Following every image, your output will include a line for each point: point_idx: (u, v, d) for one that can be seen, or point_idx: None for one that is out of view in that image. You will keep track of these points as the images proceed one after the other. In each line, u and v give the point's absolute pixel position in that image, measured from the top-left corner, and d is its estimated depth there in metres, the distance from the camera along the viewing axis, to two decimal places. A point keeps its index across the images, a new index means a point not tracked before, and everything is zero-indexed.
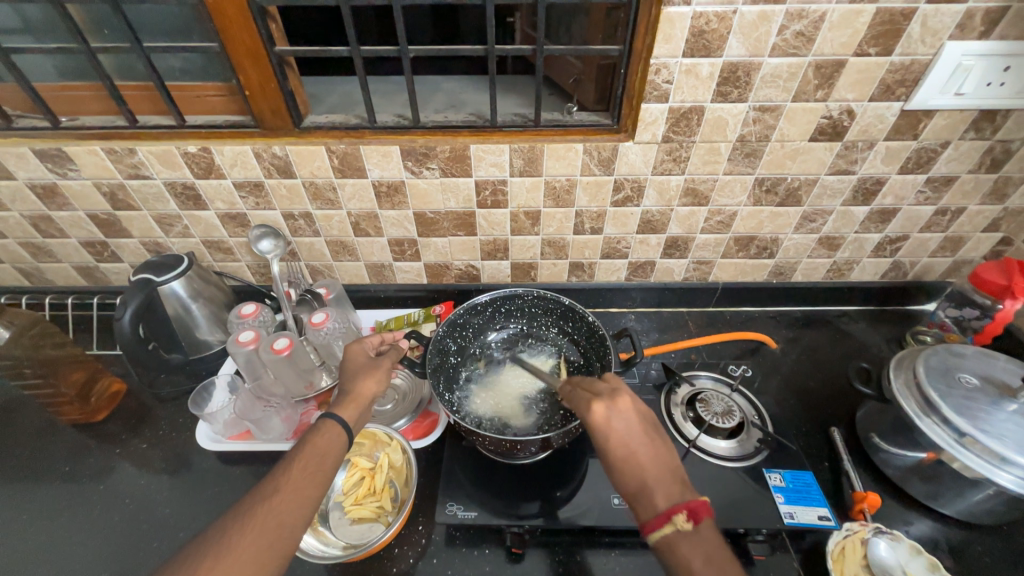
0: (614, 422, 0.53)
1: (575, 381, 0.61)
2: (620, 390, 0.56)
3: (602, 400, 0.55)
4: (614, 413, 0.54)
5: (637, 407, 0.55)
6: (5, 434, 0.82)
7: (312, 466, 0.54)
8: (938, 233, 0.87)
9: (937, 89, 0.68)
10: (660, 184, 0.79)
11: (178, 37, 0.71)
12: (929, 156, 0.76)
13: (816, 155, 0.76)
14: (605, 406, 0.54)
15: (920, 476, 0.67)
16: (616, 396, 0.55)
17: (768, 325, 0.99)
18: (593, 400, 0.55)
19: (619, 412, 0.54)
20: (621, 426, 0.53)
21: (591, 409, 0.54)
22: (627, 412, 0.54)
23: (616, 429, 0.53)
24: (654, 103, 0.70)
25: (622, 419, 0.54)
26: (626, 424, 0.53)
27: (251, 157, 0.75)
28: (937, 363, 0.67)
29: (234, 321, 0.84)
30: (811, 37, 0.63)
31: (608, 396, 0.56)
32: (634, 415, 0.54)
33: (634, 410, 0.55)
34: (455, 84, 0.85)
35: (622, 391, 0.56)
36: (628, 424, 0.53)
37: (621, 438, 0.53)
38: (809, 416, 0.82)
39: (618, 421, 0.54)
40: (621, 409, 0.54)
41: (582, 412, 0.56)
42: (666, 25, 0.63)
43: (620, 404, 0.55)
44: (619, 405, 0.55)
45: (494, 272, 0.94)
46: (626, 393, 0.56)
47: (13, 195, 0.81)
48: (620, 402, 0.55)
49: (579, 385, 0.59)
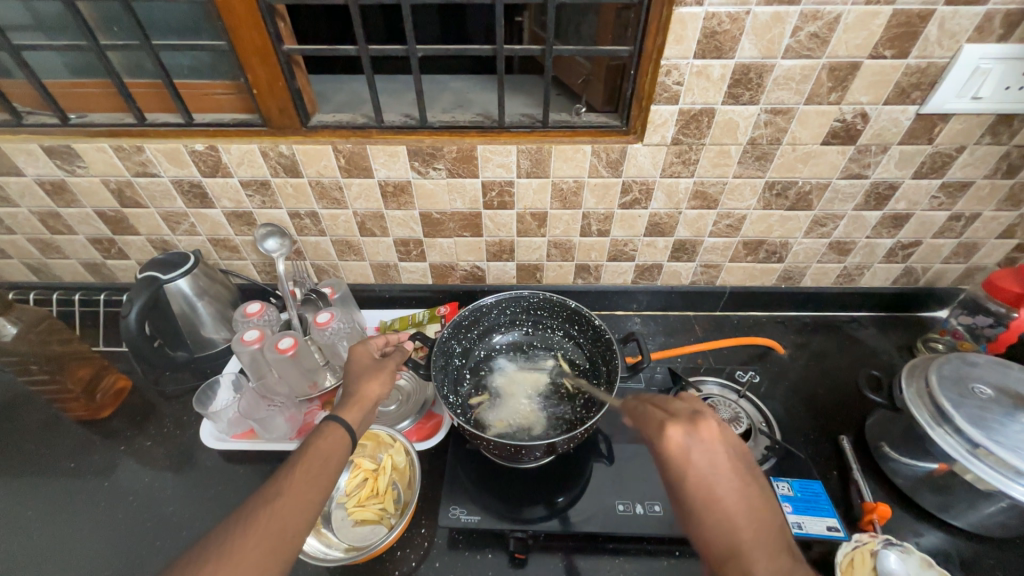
0: (695, 453, 0.50)
1: (643, 398, 0.58)
2: (701, 416, 0.53)
3: (682, 426, 0.52)
4: (695, 443, 0.50)
5: (723, 438, 0.51)
6: (11, 429, 0.82)
7: (316, 469, 0.54)
8: (952, 239, 0.85)
9: (953, 93, 0.66)
10: (668, 187, 0.78)
11: (187, 35, 0.71)
12: (944, 161, 0.75)
13: (828, 159, 0.75)
14: (685, 433, 0.51)
15: (931, 487, 0.66)
16: (698, 424, 0.52)
17: (776, 330, 0.98)
18: (670, 425, 0.51)
19: (700, 442, 0.50)
20: (703, 457, 0.50)
21: (669, 435, 0.51)
22: (710, 442, 0.51)
23: (698, 462, 0.49)
24: (664, 105, 0.69)
25: (705, 450, 0.50)
26: (710, 456, 0.50)
27: (258, 156, 0.75)
28: (950, 372, 0.66)
29: (240, 320, 0.84)
30: (825, 39, 0.62)
31: (688, 421, 0.52)
32: (721, 450, 0.50)
33: (718, 442, 0.51)
34: (462, 84, 0.85)
35: (703, 417, 0.53)
36: (711, 457, 0.50)
37: (704, 472, 0.49)
38: (817, 424, 0.81)
39: (699, 453, 0.50)
40: (704, 439, 0.51)
41: (657, 438, 0.52)
42: (677, 26, 0.62)
43: (703, 432, 0.51)
44: (700, 432, 0.51)
45: (500, 273, 0.93)
46: (708, 420, 0.52)
47: (22, 191, 0.82)
48: (701, 429, 0.51)
49: (651, 405, 0.56)
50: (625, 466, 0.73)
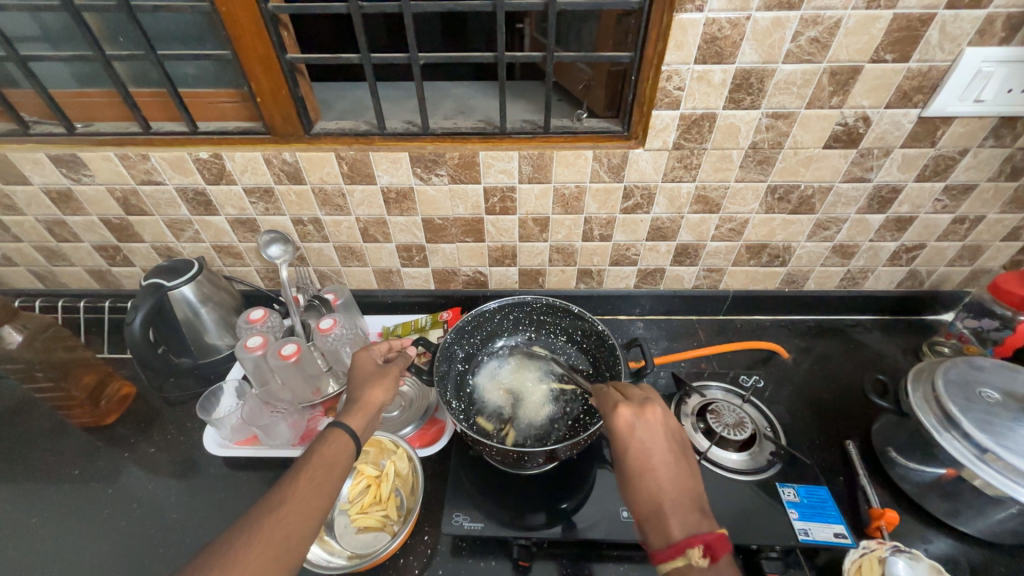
0: (638, 429, 0.53)
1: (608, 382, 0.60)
2: (651, 398, 0.55)
3: (631, 405, 0.54)
4: (640, 422, 0.53)
5: (666, 421, 0.54)
6: (17, 436, 0.83)
7: (320, 477, 0.54)
8: (956, 242, 0.85)
9: (955, 96, 0.66)
10: (670, 192, 0.78)
11: (192, 45, 0.72)
12: (947, 164, 0.74)
13: (830, 162, 0.75)
14: (632, 413, 0.53)
15: (939, 492, 0.65)
16: (646, 405, 0.54)
17: (780, 334, 0.97)
18: (619, 403, 0.54)
19: (646, 422, 0.53)
20: (644, 434, 0.53)
21: (617, 413, 0.54)
22: (654, 423, 0.53)
23: (638, 438, 0.53)
24: (665, 110, 0.69)
25: (647, 429, 0.53)
26: (650, 435, 0.53)
27: (262, 163, 0.76)
28: (956, 377, 0.65)
29: (243, 326, 0.84)
30: (825, 44, 0.62)
31: (638, 403, 0.55)
32: (662, 427, 0.53)
33: (661, 424, 0.54)
34: (464, 91, 0.86)
35: (654, 402, 0.55)
36: (652, 435, 0.53)
37: (642, 447, 0.52)
38: (823, 429, 0.81)
39: (642, 430, 0.53)
40: (649, 420, 0.53)
41: (607, 414, 0.55)
42: (678, 32, 0.62)
43: (648, 415, 0.54)
44: (648, 414, 0.54)
45: (502, 278, 0.93)
46: (657, 405, 0.54)
47: (28, 200, 0.82)
48: (648, 411, 0.54)
49: (611, 387, 0.59)
50: None
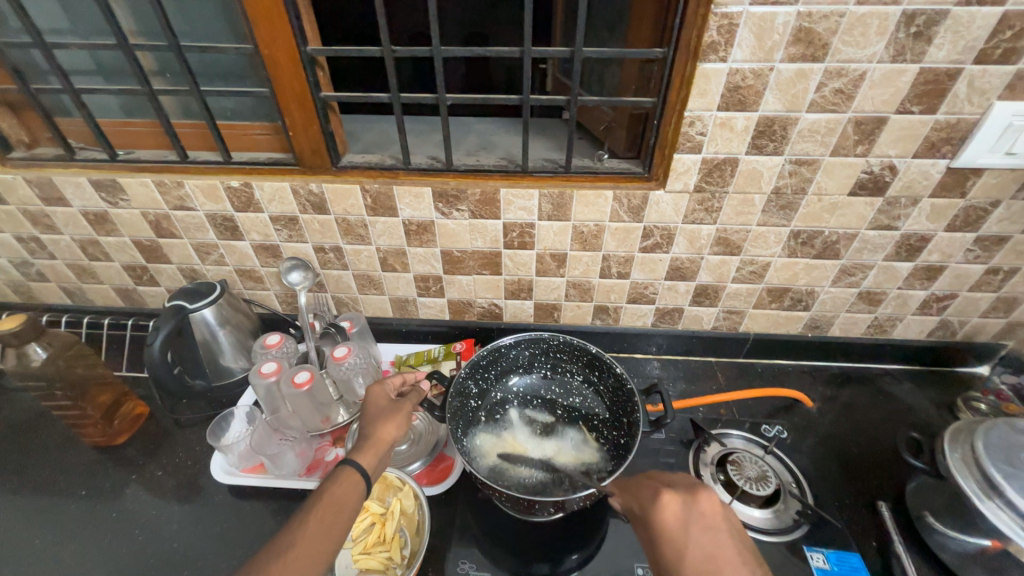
0: (693, 526, 0.49)
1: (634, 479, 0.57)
2: (697, 486, 0.53)
3: (678, 496, 0.51)
4: (692, 516, 0.49)
5: (721, 514, 0.50)
6: (31, 451, 0.83)
7: (329, 518, 0.53)
8: (990, 293, 0.82)
9: (985, 148, 0.65)
10: (690, 233, 0.78)
11: (234, 82, 0.76)
12: (978, 215, 0.73)
13: (855, 210, 0.74)
14: (683, 505, 0.50)
15: (983, 566, 0.60)
16: (695, 496, 0.51)
17: (803, 381, 0.94)
18: (665, 492, 0.51)
19: (699, 515, 0.50)
20: (700, 533, 0.48)
21: (664, 505, 0.50)
22: (709, 516, 0.49)
23: (696, 537, 0.48)
24: (687, 154, 0.69)
25: (703, 525, 0.49)
26: (708, 532, 0.48)
27: (289, 193, 0.78)
28: (998, 440, 0.60)
29: (259, 350, 0.85)
30: (850, 94, 0.63)
31: (684, 491, 0.52)
32: (720, 522, 0.49)
33: (717, 517, 0.50)
34: (487, 127, 0.88)
35: (700, 488, 0.52)
36: (710, 534, 0.48)
37: (703, 548, 0.47)
38: (851, 486, 0.76)
39: (697, 526, 0.49)
40: (701, 511, 0.50)
41: (651, 510, 0.51)
42: (701, 80, 0.63)
43: (701, 506, 0.50)
44: (699, 503, 0.50)
45: (517, 311, 0.93)
46: (705, 491, 0.51)
47: (67, 220, 0.86)
48: (698, 503, 0.50)
49: (648, 478, 0.56)
50: None
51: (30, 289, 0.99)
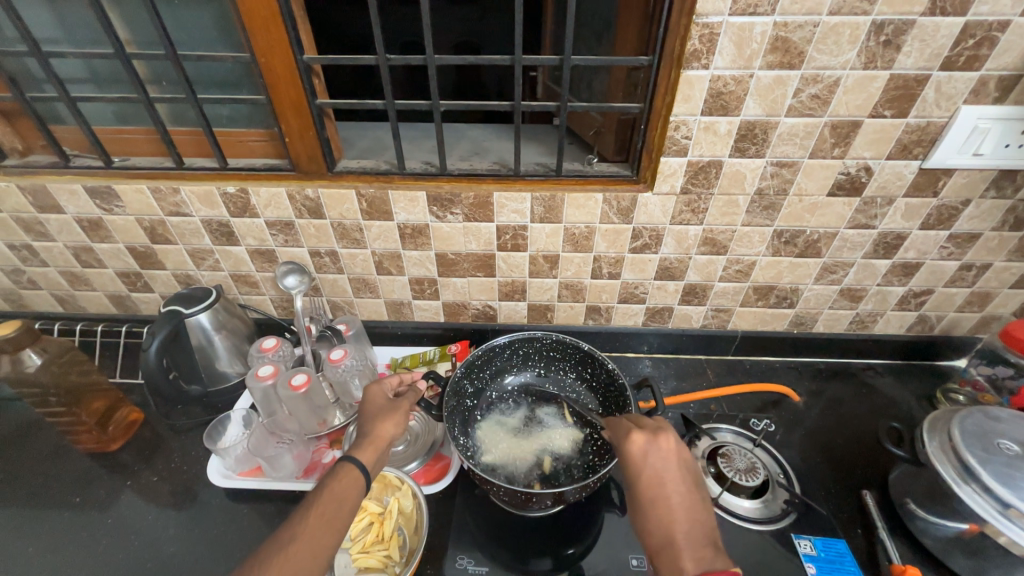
0: (651, 457, 0.54)
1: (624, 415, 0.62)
2: (665, 427, 0.56)
3: (644, 432, 0.55)
4: (653, 449, 0.54)
5: (680, 450, 0.54)
6: (23, 459, 0.83)
7: (329, 513, 0.53)
8: (964, 289, 0.85)
9: (954, 150, 0.69)
10: (678, 233, 0.80)
11: (230, 90, 0.78)
12: (950, 214, 0.76)
13: (834, 209, 0.77)
14: (646, 439, 0.55)
15: (962, 548, 0.62)
16: (659, 433, 0.55)
17: (790, 376, 0.97)
18: (634, 429, 0.56)
19: (659, 450, 0.54)
20: (656, 460, 0.53)
21: (630, 439, 0.55)
22: (667, 451, 0.54)
23: (652, 466, 0.53)
24: (673, 157, 0.72)
25: (659, 456, 0.54)
26: (663, 463, 0.53)
27: (285, 198, 0.79)
28: (973, 427, 0.63)
29: (254, 355, 0.85)
30: (825, 99, 0.66)
31: (652, 431, 0.56)
32: (676, 456, 0.54)
33: (676, 452, 0.54)
34: (480, 133, 0.90)
35: (667, 430, 0.56)
36: (663, 462, 0.53)
37: (655, 475, 0.53)
38: (837, 477, 0.79)
39: (655, 457, 0.54)
40: (661, 447, 0.54)
41: (621, 442, 0.56)
42: (685, 86, 0.66)
43: (662, 442, 0.55)
44: (661, 440, 0.55)
45: (511, 312, 0.94)
46: (670, 433, 0.55)
47: (60, 227, 0.86)
48: (662, 440, 0.55)
49: (626, 417, 0.60)
50: None
51: (21, 297, 0.98)
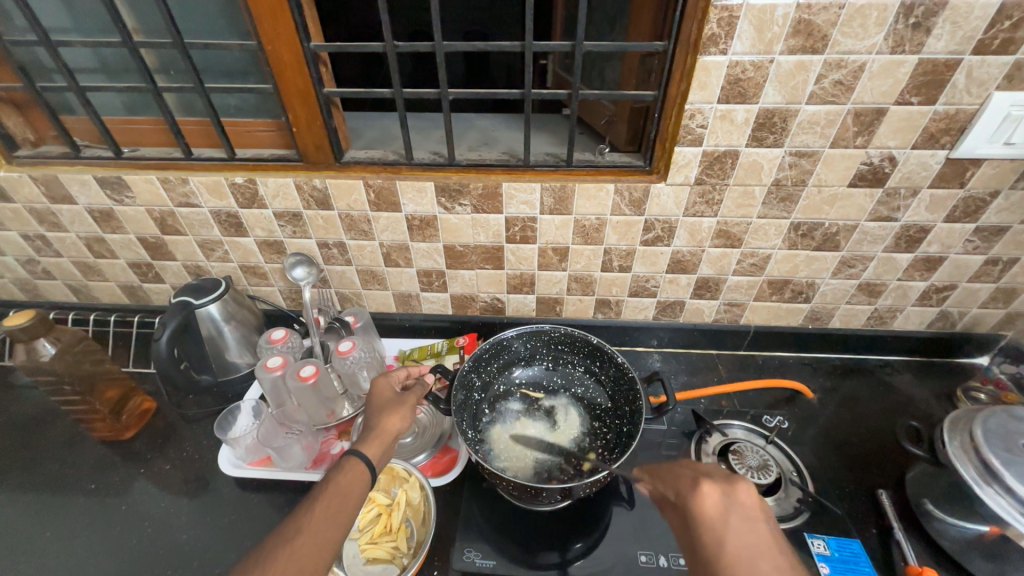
0: (732, 515, 0.50)
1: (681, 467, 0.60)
2: (739, 481, 0.54)
3: (718, 485, 0.53)
4: (731, 504, 0.51)
5: (760, 507, 0.50)
6: (39, 446, 0.85)
7: (335, 507, 0.54)
8: (989, 284, 0.82)
9: (984, 139, 0.66)
10: (691, 226, 0.79)
11: (238, 79, 0.77)
12: (977, 206, 0.73)
13: (855, 201, 0.74)
14: (720, 492, 0.52)
15: (982, 551, 0.61)
16: (735, 486, 0.53)
17: (804, 372, 0.95)
18: (706, 481, 0.54)
19: (737, 504, 0.51)
20: (738, 519, 0.49)
21: (703, 490, 0.53)
22: (748, 508, 0.50)
23: (732, 521, 0.49)
24: (687, 146, 0.70)
25: (739, 512, 0.50)
26: (744, 519, 0.49)
27: (293, 189, 0.79)
28: (997, 426, 0.61)
29: (264, 346, 0.86)
30: (849, 86, 0.63)
31: (724, 482, 0.54)
32: (758, 515, 0.49)
33: (758, 511, 0.50)
34: (488, 123, 0.88)
35: (742, 482, 0.53)
36: (747, 520, 0.49)
37: (738, 533, 0.48)
38: (852, 476, 0.77)
39: (734, 513, 0.50)
40: (741, 502, 0.51)
41: (692, 496, 0.54)
42: (701, 73, 0.63)
43: (739, 496, 0.51)
44: (737, 494, 0.52)
45: (520, 305, 0.93)
46: (747, 485, 0.53)
47: (72, 218, 0.87)
48: (739, 493, 0.52)
49: (689, 469, 0.59)
50: (645, 512, 0.71)
51: (36, 287, 1.00)
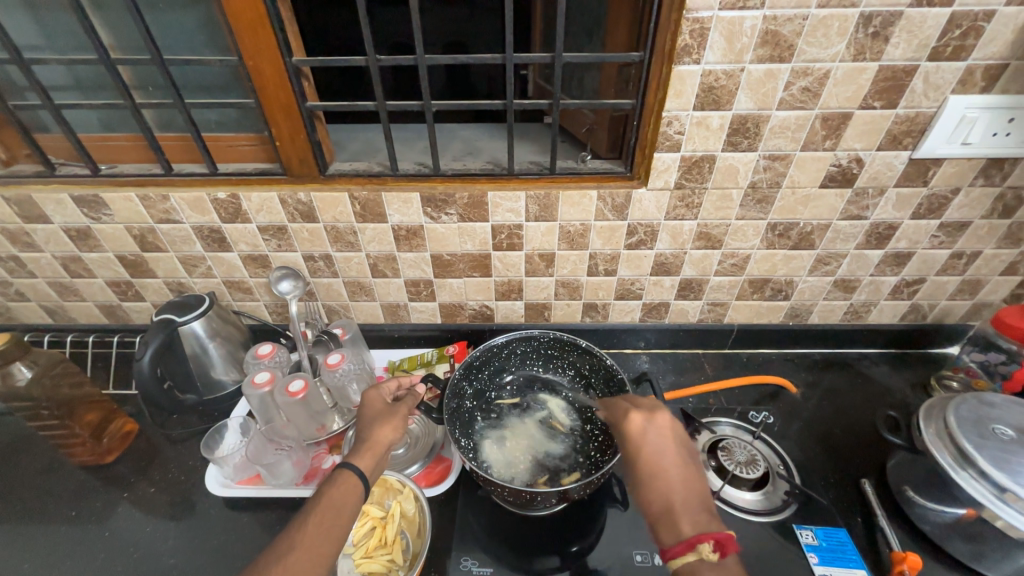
0: (650, 435, 0.58)
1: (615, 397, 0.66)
2: (660, 407, 0.61)
3: (641, 412, 0.60)
4: (651, 426, 0.58)
5: (674, 426, 0.59)
6: (14, 475, 0.81)
7: (328, 521, 0.53)
8: (955, 277, 0.86)
9: (943, 139, 0.69)
10: (673, 229, 0.81)
11: (219, 94, 0.77)
12: (940, 203, 0.77)
13: (827, 201, 0.77)
14: (643, 418, 0.59)
15: (961, 534, 0.63)
16: (655, 412, 0.60)
17: (787, 368, 0.97)
18: (632, 410, 0.60)
19: (655, 427, 0.58)
20: (654, 437, 0.58)
21: (629, 418, 0.59)
22: (663, 427, 0.58)
23: (650, 441, 0.57)
24: (666, 152, 0.72)
25: (656, 431, 0.58)
26: (660, 437, 0.58)
27: (277, 203, 0.78)
28: (968, 413, 0.64)
29: (251, 361, 0.84)
30: (816, 92, 0.66)
31: (648, 410, 0.60)
32: (672, 434, 0.58)
33: (671, 429, 0.58)
34: (471, 132, 0.90)
35: (661, 409, 0.60)
36: (661, 437, 0.58)
37: (654, 449, 0.57)
38: (836, 466, 0.79)
39: (653, 434, 0.58)
40: (658, 424, 0.59)
41: (621, 421, 0.60)
42: (677, 82, 0.66)
43: (658, 420, 0.59)
44: (657, 418, 0.59)
45: (508, 312, 0.94)
46: (666, 412, 0.60)
47: (47, 237, 0.85)
48: (658, 418, 0.59)
49: (621, 399, 0.65)
50: (639, 512, 0.72)
51: (9, 309, 0.97)
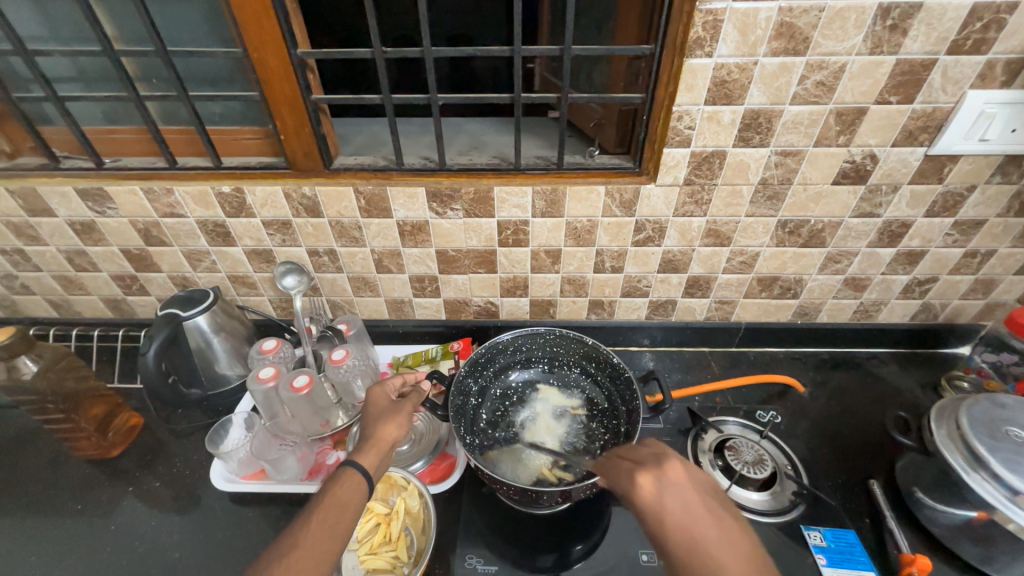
0: (669, 499, 0.45)
1: (612, 453, 0.54)
2: (666, 456, 0.49)
3: (649, 470, 0.47)
4: (666, 486, 0.46)
5: (691, 475, 0.46)
6: (20, 468, 0.82)
7: (333, 519, 0.53)
8: (968, 276, 0.85)
9: (960, 136, 0.68)
10: (681, 225, 0.80)
11: (222, 87, 0.76)
12: (956, 200, 0.76)
13: (839, 198, 0.76)
14: (653, 477, 0.46)
15: (971, 536, 0.62)
16: (664, 464, 0.48)
17: (794, 367, 0.96)
18: (637, 471, 0.47)
19: (671, 484, 0.46)
20: (675, 501, 0.45)
21: (637, 482, 0.47)
22: (680, 483, 0.46)
23: (672, 506, 0.44)
24: (676, 148, 0.71)
25: (674, 490, 0.45)
26: (681, 496, 0.45)
27: (281, 197, 0.78)
28: (981, 414, 0.63)
29: (255, 356, 0.84)
30: (831, 86, 0.65)
31: (654, 465, 0.48)
32: (694, 489, 0.45)
33: (690, 482, 0.46)
34: (477, 127, 0.88)
35: (669, 458, 0.48)
36: (682, 497, 0.45)
37: (679, 514, 0.44)
38: (844, 467, 0.79)
39: (672, 496, 0.45)
40: (673, 480, 0.46)
41: (628, 489, 0.47)
42: (688, 76, 0.64)
43: (670, 474, 0.47)
44: (668, 474, 0.47)
45: (513, 308, 0.93)
46: (674, 461, 0.48)
47: (52, 231, 0.84)
48: (669, 471, 0.47)
49: (618, 457, 0.52)
50: None
51: (14, 303, 0.97)
